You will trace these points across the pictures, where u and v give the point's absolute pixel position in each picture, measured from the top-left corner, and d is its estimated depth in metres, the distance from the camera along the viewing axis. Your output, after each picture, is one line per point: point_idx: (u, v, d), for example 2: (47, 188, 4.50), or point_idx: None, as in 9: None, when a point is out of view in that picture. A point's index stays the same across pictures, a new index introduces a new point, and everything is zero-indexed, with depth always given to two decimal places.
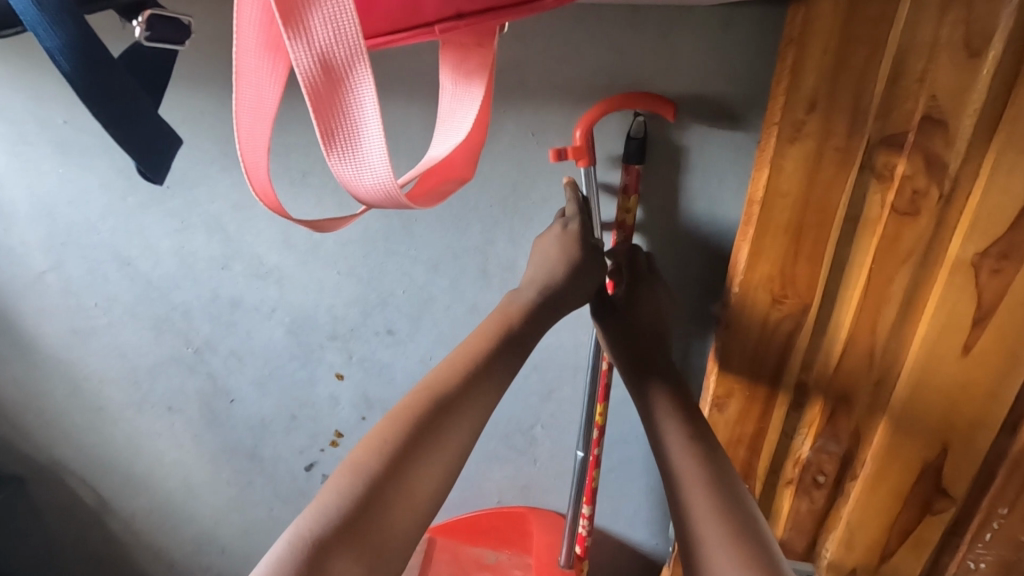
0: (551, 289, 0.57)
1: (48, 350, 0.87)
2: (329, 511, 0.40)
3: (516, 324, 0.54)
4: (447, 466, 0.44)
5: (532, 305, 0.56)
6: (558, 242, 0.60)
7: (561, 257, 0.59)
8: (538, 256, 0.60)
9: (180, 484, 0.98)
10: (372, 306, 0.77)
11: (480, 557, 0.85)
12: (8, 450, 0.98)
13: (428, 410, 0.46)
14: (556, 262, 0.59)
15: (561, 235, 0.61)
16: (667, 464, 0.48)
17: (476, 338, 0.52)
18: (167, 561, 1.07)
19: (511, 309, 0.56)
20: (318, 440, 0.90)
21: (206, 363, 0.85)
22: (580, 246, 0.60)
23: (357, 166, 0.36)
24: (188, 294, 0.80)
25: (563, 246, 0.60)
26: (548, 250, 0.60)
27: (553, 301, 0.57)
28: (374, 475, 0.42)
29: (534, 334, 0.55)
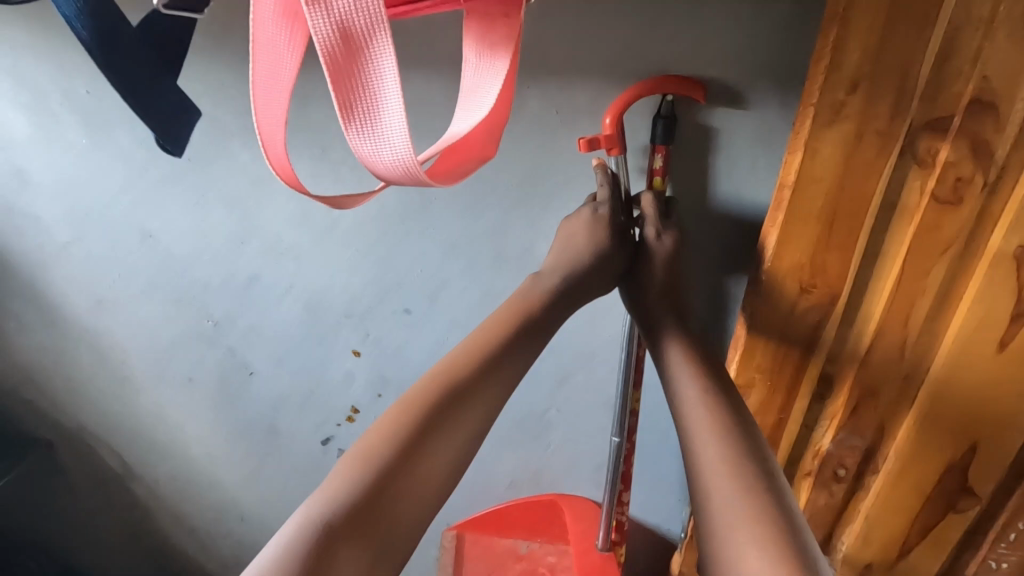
0: (574, 284, 0.57)
1: (74, 319, 0.89)
2: (338, 496, 0.40)
3: (533, 314, 0.53)
4: (456, 452, 0.45)
5: (551, 296, 0.55)
6: (580, 227, 0.59)
7: (588, 245, 0.58)
8: (564, 241, 0.59)
9: (201, 453, 1.00)
10: (389, 286, 0.77)
11: (514, 547, 0.87)
12: (37, 415, 1.01)
13: (443, 396, 0.45)
14: (577, 249, 0.58)
15: (590, 217, 0.59)
16: (686, 430, 0.47)
17: (492, 325, 0.52)
18: (189, 526, 1.10)
19: (528, 299, 0.55)
20: (334, 416, 0.91)
21: (225, 337, 0.86)
22: (609, 229, 0.59)
23: (376, 142, 0.35)
24: (208, 269, 0.81)
25: (592, 229, 0.58)
26: (576, 234, 0.59)
27: (572, 296, 0.57)
28: (383, 460, 0.42)
29: (550, 325, 0.54)
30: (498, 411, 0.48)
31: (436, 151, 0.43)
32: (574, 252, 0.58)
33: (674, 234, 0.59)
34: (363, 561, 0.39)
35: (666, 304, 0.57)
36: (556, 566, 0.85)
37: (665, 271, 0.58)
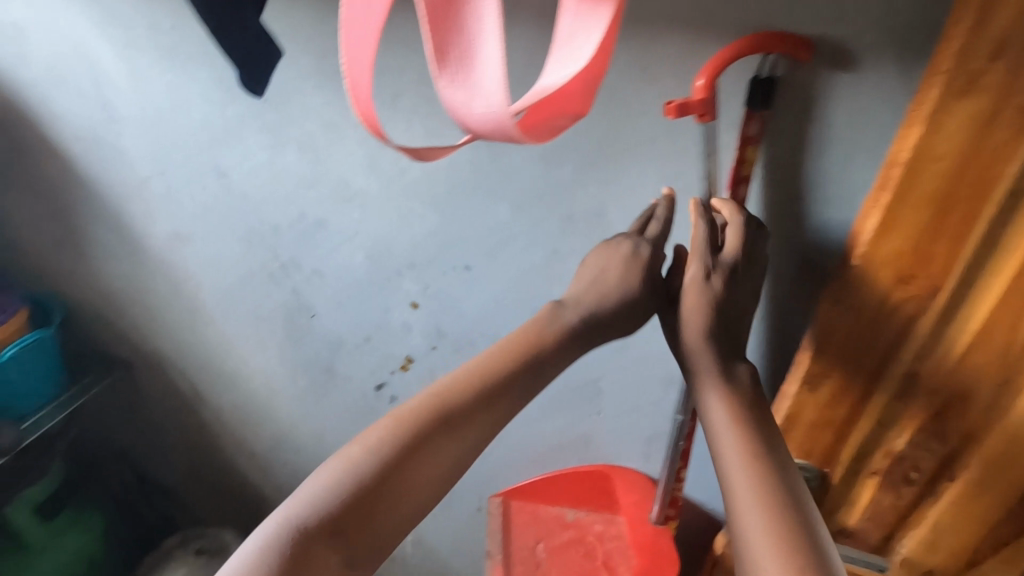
0: (603, 317, 0.57)
1: (154, 251, 0.94)
2: (319, 499, 0.46)
3: (535, 351, 0.55)
4: (436, 476, 0.49)
5: (558, 333, 0.56)
6: (612, 265, 0.58)
7: (618, 290, 0.57)
8: (596, 275, 0.58)
9: (263, 386, 1.05)
10: (452, 240, 0.76)
11: (560, 514, 0.88)
12: (119, 337, 1.09)
13: (456, 414, 0.50)
14: (605, 289, 0.57)
15: (631, 256, 0.58)
16: (723, 476, 0.48)
17: (495, 358, 0.54)
18: (250, 452, 1.18)
19: (534, 333, 0.56)
20: (389, 363, 0.93)
21: (291, 278, 0.89)
22: (644, 275, 0.57)
23: (467, 89, 0.33)
24: (278, 211, 0.82)
25: (627, 272, 0.57)
26: (609, 274, 0.58)
27: (600, 329, 0.57)
28: (366, 475, 0.47)
29: (554, 363, 0.55)
30: (484, 443, 0.52)
31: (527, 105, 0.40)
32: (592, 289, 0.58)
33: (724, 271, 0.55)
34: (334, 564, 0.44)
35: (707, 345, 0.54)
36: (604, 535, 0.85)
37: (708, 312, 0.54)
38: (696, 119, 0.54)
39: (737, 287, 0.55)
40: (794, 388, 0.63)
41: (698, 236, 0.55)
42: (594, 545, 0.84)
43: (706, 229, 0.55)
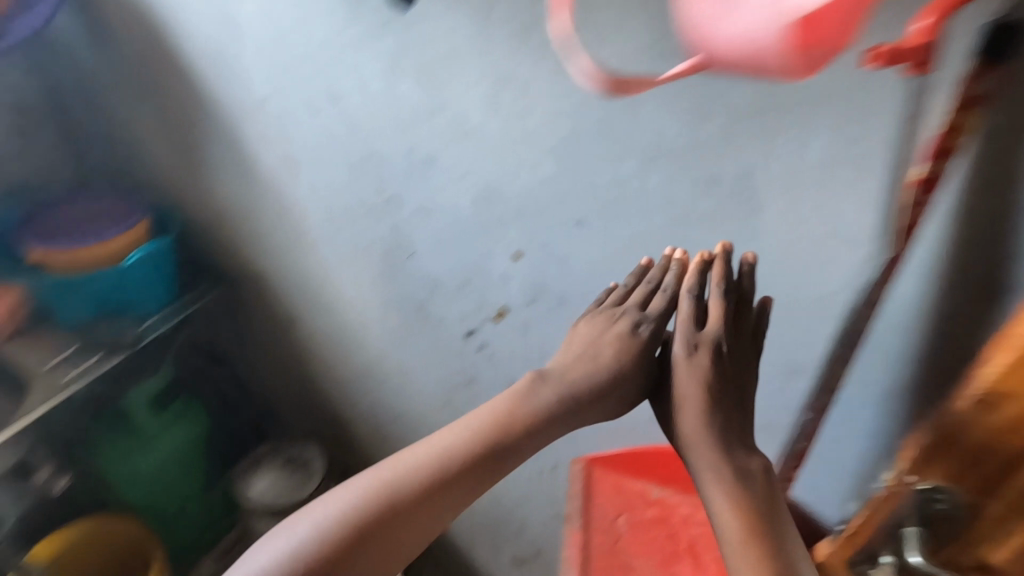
0: (589, 396, 0.57)
1: (264, 173, 0.94)
2: (281, 562, 0.48)
3: (514, 426, 0.55)
4: (398, 550, 0.51)
5: (541, 411, 0.56)
6: (603, 344, 0.59)
7: (609, 368, 0.58)
8: (586, 351, 0.60)
9: (355, 317, 1.07)
10: (568, 190, 0.70)
11: (645, 491, 0.85)
12: (226, 254, 1.13)
13: (423, 494, 0.51)
14: (594, 368, 0.58)
15: (620, 335, 0.59)
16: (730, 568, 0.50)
17: (472, 430, 0.55)
18: (337, 378, 1.22)
19: (516, 408, 0.56)
20: (483, 311, 0.90)
21: (393, 214, 0.86)
22: (637, 357, 0.58)
23: (723, 8, 0.36)
24: (386, 142, 0.79)
25: (619, 351, 0.59)
26: (601, 353, 0.59)
27: (582, 408, 0.57)
28: (329, 546, 0.48)
29: (532, 440, 0.56)
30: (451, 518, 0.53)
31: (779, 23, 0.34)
32: (581, 365, 0.59)
33: (708, 346, 0.57)
34: None
35: (705, 427, 0.55)
36: (691, 518, 0.81)
37: (703, 395, 0.55)
38: (906, 71, 0.43)
39: (726, 362, 0.57)
40: (971, 400, 0.46)
41: (683, 314, 0.58)
42: (678, 526, 0.81)
43: (691, 304, 0.59)
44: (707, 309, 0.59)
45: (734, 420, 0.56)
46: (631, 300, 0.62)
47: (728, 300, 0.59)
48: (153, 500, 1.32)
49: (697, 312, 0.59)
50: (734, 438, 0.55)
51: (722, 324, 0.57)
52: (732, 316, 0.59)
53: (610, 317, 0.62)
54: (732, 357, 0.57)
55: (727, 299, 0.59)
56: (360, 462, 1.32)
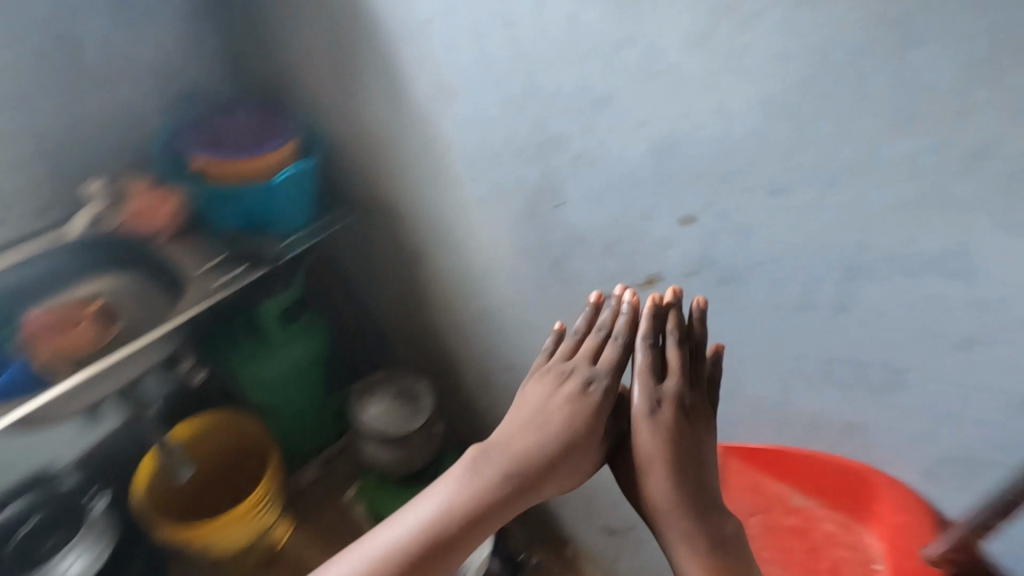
0: (540, 466, 0.63)
1: (415, 101, 0.90)
2: None
3: (462, 518, 0.61)
4: None
5: (489, 495, 0.62)
6: (548, 404, 0.66)
7: (563, 432, 0.64)
8: (538, 416, 0.66)
9: (485, 262, 1.03)
10: (772, 152, 0.59)
11: (784, 496, 0.75)
12: (363, 182, 1.12)
13: None
14: (538, 433, 0.65)
15: (566, 397, 0.66)
16: None
17: (424, 527, 0.61)
18: (454, 320, 1.21)
19: (462, 497, 0.62)
20: (627, 278, 0.81)
21: (546, 159, 0.79)
22: (591, 420, 0.64)
23: None
24: (555, 77, 0.71)
25: (565, 412, 0.65)
26: (552, 417, 0.65)
27: (534, 480, 0.63)
28: None
29: (487, 521, 0.62)
30: None
31: None
32: (535, 433, 0.65)
33: (668, 401, 0.63)
34: None
35: (671, 489, 0.61)
36: (835, 537, 0.71)
37: (656, 452, 0.62)
38: None
39: (687, 412, 0.63)
40: None
41: (638, 369, 0.64)
42: (819, 543, 0.72)
43: (644, 359, 0.65)
44: (658, 364, 0.65)
45: (695, 472, 0.62)
46: (581, 354, 0.68)
47: (676, 355, 0.64)
48: (275, 404, 1.41)
49: (658, 366, 0.65)
50: (696, 488, 0.61)
51: (679, 376, 0.63)
52: (680, 368, 0.64)
53: (559, 376, 0.68)
54: (689, 408, 0.63)
55: (673, 351, 0.65)
56: (465, 404, 1.33)
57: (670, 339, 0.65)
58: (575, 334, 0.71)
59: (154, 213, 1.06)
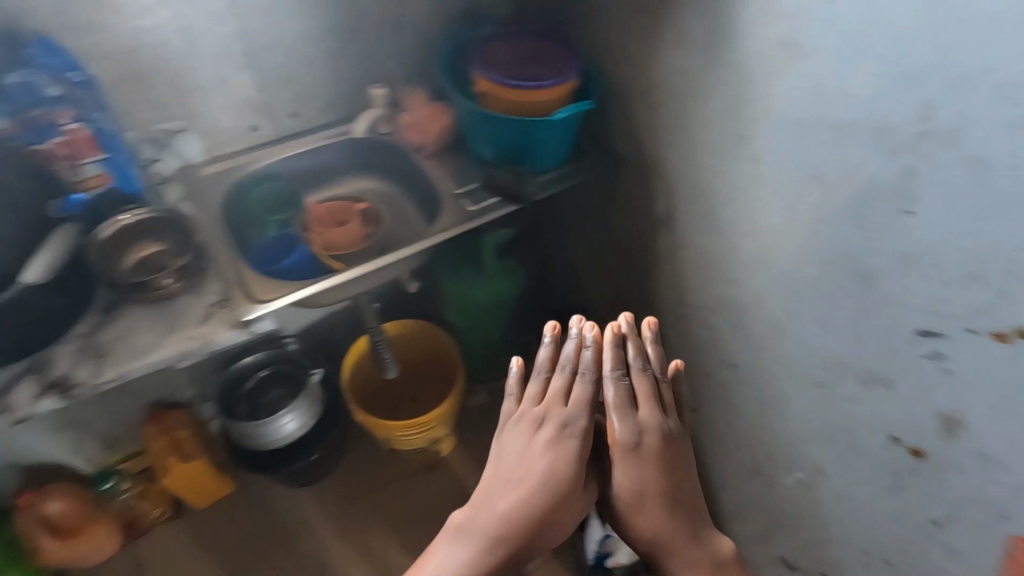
0: (552, 503, 0.73)
1: (740, 54, 0.79)
2: None
3: (503, 539, 0.73)
4: None
5: (520, 522, 0.73)
6: (531, 444, 0.75)
7: (562, 472, 0.74)
8: (524, 457, 0.75)
9: (752, 250, 0.91)
10: None
11: None
12: (632, 132, 1.05)
13: None
14: (523, 475, 0.74)
15: (546, 442, 0.75)
16: None
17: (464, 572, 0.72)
18: (683, 298, 1.12)
19: (497, 525, 0.73)
20: (968, 319, 0.65)
21: (910, 152, 0.64)
22: (575, 456, 0.74)
23: None
24: (983, 53, 0.55)
25: (550, 452, 0.74)
26: (544, 458, 0.74)
27: (533, 512, 0.73)
28: None
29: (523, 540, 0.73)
30: None
31: None
32: (534, 470, 0.74)
33: (638, 444, 0.74)
34: None
35: (664, 516, 0.74)
36: None
37: (637, 478, 0.74)
38: None
39: (661, 440, 0.75)
40: None
41: (614, 408, 0.75)
42: None
43: (615, 394, 0.76)
44: (625, 403, 0.76)
45: (676, 491, 0.75)
46: (554, 393, 0.78)
47: (642, 387, 0.76)
48: (472, 329, 1.46)
49: (627, 416, 0.75)
50: (680, 497, 0.75)
51: (650, 407, 0.75)
52: (644, 398, 0.76)
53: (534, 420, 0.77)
54: (664, 429, 0.75)
55: (638, 385, 0.77)
56: None
57: (638, 367, 0.77)
58: (541, 371, 0.81)
59: (427, 128, 1.08)
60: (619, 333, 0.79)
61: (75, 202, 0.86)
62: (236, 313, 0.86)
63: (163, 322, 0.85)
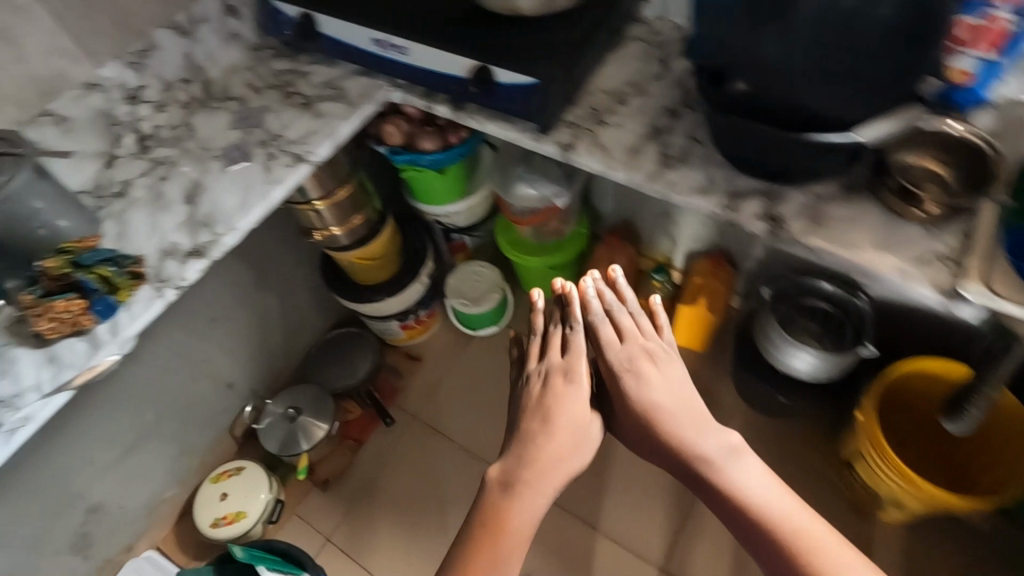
0: (562, 439, 0.83)
1: None
2: None
3: (542, 469, 0.81)
4: None
5: (553, 451, 0.82)
6: (547, 391, 0.86)
7: (565, 409, 0.84)
8: (544, 400, 0.86)
9: None
10: None
11: None
12: None
13: None
14: (543, 420, 0.84)
15: (558, 391, 0.86)
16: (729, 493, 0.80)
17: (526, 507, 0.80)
18: None
19: (539, 461, 0.82)
20: None
21: None
22: (582, 394, 0.86)
23: None
24: None
25: (563, 397, 0.85)
26: (544, 404, 0.85)
27: (567, 442, 0.83)
28: None
29: (566, 463, 0.83)
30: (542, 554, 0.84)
31: None
32: (554, 407, 0.85)
33: (625, 370, 0.86)
34: None
35: (655, 422, 0.83)
36: None
37: (627, 395, 0.85)
38: None
39: (640, 364, 0.86)
40: None
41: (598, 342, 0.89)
42: None
43: (604, 332, 0.89)
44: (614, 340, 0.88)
45: (659, 399, 0.83)
46: (549, 348, 0.91)
47: (624, 328, 0.89)
48: None
49: (617, 358, 0.87)
50: (674, 407, 0.83)
51: (628, 336, 0.88)
52: (628, 339, 0.88)
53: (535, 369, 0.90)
54: (642, 353, 0.87)
55: (613, 329, 0.89)
56: None
57: (619, 309, 0.90)
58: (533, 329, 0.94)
59: None
60: (595, 286, 0.92)
61: (971, 98, 0.81)
62: (956, 281, 0.75)
63: (885, 234, 0.81)
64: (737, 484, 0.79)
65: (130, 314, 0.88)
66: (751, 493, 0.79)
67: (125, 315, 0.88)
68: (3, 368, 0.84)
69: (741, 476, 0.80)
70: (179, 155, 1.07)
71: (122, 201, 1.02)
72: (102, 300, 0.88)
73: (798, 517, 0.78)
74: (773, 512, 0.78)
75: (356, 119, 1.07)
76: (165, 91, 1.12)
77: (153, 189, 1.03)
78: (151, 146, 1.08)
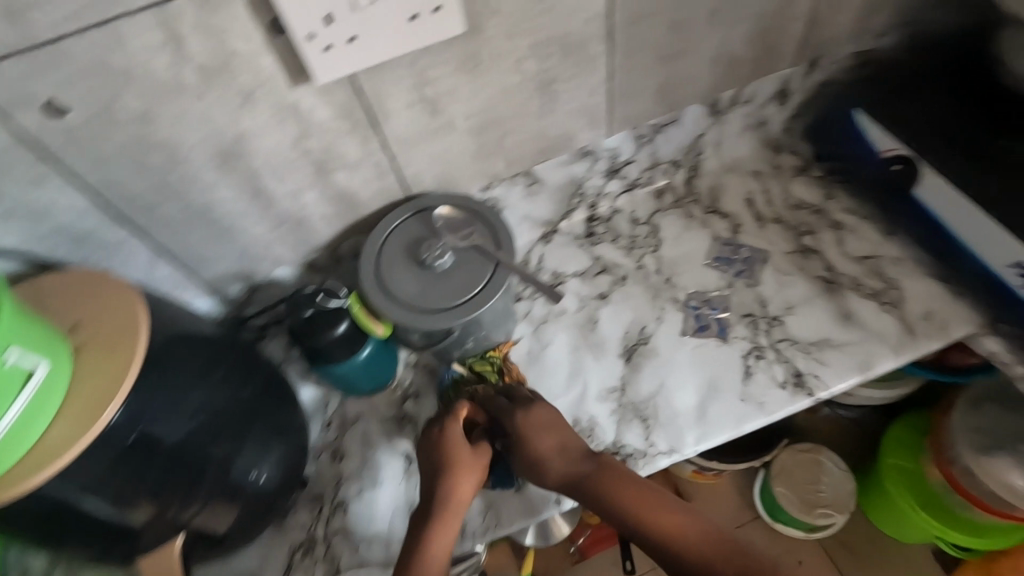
0: (449, 477, 0.57)
1: None
2: None
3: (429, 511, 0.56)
4: None
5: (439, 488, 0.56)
6: (432, 439, 0.59)
7: (441, 444, 0.58)
8: (429, 447, 0.59)
9: None
10: None
11: None
12: None
13: None
14: (434, 461, 0.58)
15: (440, 438, 0.59)
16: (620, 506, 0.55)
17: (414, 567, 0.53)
18: None
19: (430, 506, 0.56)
20: None
21: None
22: (462, 444, 0.58)
23: None
24: None
25: (448, 442, 0.58)
26: (429, 448, 0.59)
27: (462, 485, 0.56)
28: None
29: (457, 503, 0.56)
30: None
31: None
32: (437, 445, 0.59)
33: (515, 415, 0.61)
34: None
35: (551, 456, 0.58)
36: None
37: (516, 438, 0.59)
38: None
39: (528, 415, 0.60)
40: None
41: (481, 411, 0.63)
42: None
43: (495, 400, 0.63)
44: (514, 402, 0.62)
45: (558, 438, 0.59)
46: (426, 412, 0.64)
47: (519, 395, 0.63)
48: None
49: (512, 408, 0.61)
50: (553, 440, 0.59)
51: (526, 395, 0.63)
52: (515, 397, 0.63)
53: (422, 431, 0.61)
54: (537, 402, 0.62)
55: (499, 394, 0.64)
56: None
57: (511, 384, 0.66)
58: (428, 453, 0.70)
59: None
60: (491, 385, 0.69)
61: None
62: None
63: None
64: (614, 497, 0.55)
65: (512, 507, 0.67)
66: (643, 511, 0.54)
67: (506, 502, 0.68)
68: (363, 486, 0.68)
69: (629, 495, 0.55)
70: (631, 270, 0.79)
71: (547, 305, 0.78)
72: (499, 469, 0.66)
73: (684, 528, 0.52)
74: (671, 531, 0.52)
75: (905, 356, 0.69)
76: (649, 168, 0.83)
77: (586, 308, 0.77)
78: (598, 234, 0.81)
